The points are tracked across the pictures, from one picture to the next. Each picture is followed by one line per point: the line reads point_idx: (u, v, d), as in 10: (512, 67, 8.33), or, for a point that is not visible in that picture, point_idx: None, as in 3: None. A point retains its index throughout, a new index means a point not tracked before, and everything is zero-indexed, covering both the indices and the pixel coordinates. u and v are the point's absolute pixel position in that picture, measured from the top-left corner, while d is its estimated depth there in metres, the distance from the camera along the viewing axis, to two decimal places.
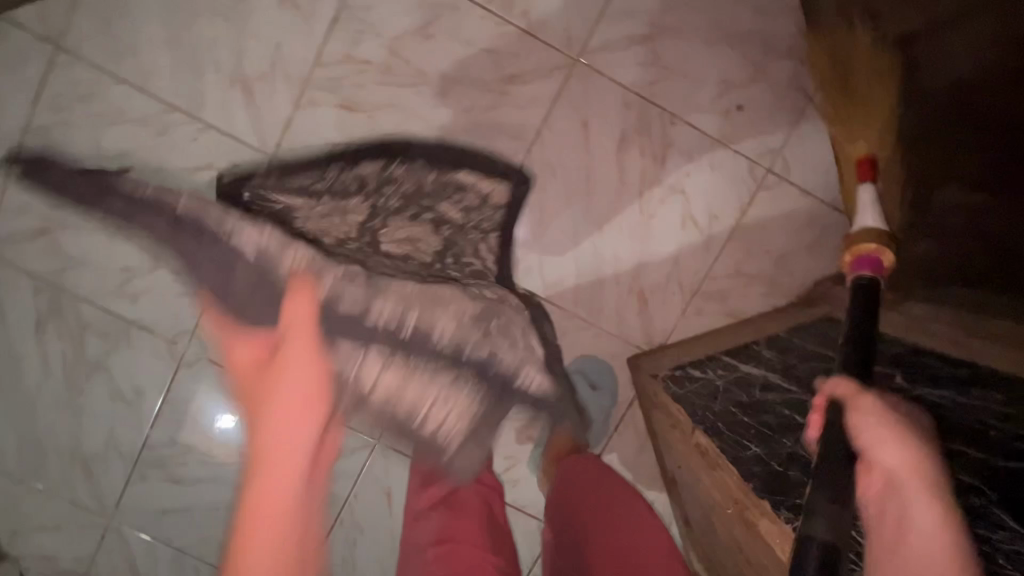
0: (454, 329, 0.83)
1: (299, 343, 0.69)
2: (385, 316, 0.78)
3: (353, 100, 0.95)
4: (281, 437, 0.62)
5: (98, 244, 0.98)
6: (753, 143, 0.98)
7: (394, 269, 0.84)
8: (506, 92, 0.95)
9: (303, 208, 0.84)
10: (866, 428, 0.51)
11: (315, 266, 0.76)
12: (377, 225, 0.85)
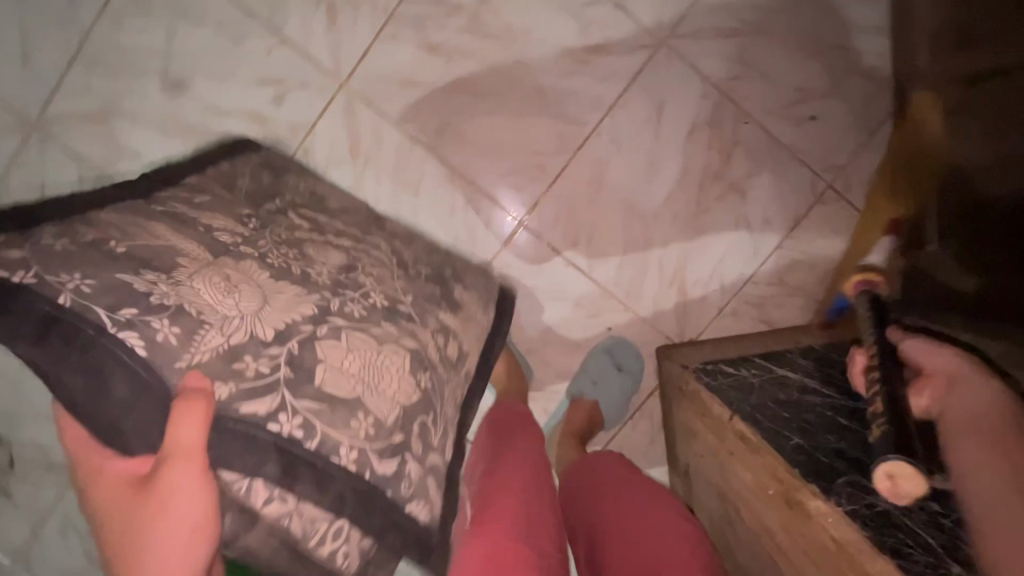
0: (370, 440, 0.53)
1: (197, 467, 0.41)
2: (295, 416, 0.48)
3: (434, 41, 0.94)
4: (163, 546, 0.40)
5: (150, 141, 0.97)
6: (820, 157, 0.97)
7: (335, 368, 0.53)
8: (587, 62, 0.94)
9: (114, 235, 0.48)
10: (917, 355, 0.62)
11: (41, 260, 0.42)
12: (322, 274, 0.61)
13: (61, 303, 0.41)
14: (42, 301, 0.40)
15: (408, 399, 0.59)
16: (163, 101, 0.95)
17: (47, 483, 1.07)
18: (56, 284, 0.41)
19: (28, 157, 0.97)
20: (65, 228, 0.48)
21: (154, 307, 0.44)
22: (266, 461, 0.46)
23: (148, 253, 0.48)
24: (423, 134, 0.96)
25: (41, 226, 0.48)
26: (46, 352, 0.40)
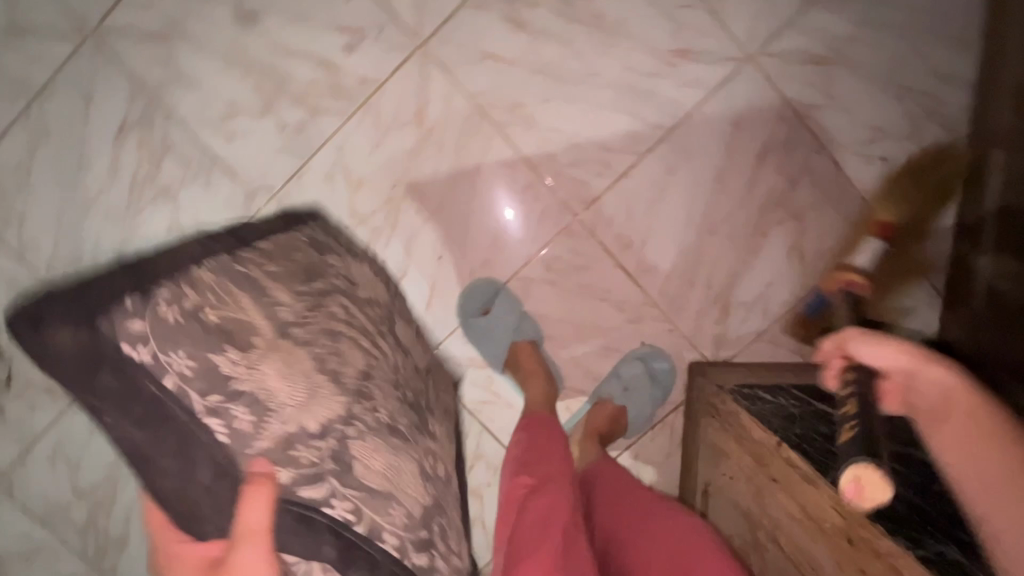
0: (403, 528, 0.63)
1: (262, 549, 0.52)
2: (345, 501, 0.58)
3: (522, 18, 0.91)
4: None
5: (211, 71, 0.93)
6: (883, 199, 0.97)
7: (367, 469, 0.61)
8: (670, 66, 0.93)
9: (206, 300, 0.56)
10: (897, 378, 0.61)
11: (157, 332, 0.51)
12: (351, 377, 0.66)
13: (165, 383, 0.51)
14: (151, 379, 0.50)
15: (420, 500, 0.67)
16: (232, 32, 0.92)
17: (42, 406, 1.03)
18: (166, 363, 0.51)
19: (79, 65, 0.92)
20: (168, 297, 0.53)
21: (229, 395, 0.53)
22: (323, 544, 0.57)
23: (234, 324, 0.56)
24: (495, 110, 0.94)
25: (159, 285, 0.53)
26: (139, 435, 0.50)
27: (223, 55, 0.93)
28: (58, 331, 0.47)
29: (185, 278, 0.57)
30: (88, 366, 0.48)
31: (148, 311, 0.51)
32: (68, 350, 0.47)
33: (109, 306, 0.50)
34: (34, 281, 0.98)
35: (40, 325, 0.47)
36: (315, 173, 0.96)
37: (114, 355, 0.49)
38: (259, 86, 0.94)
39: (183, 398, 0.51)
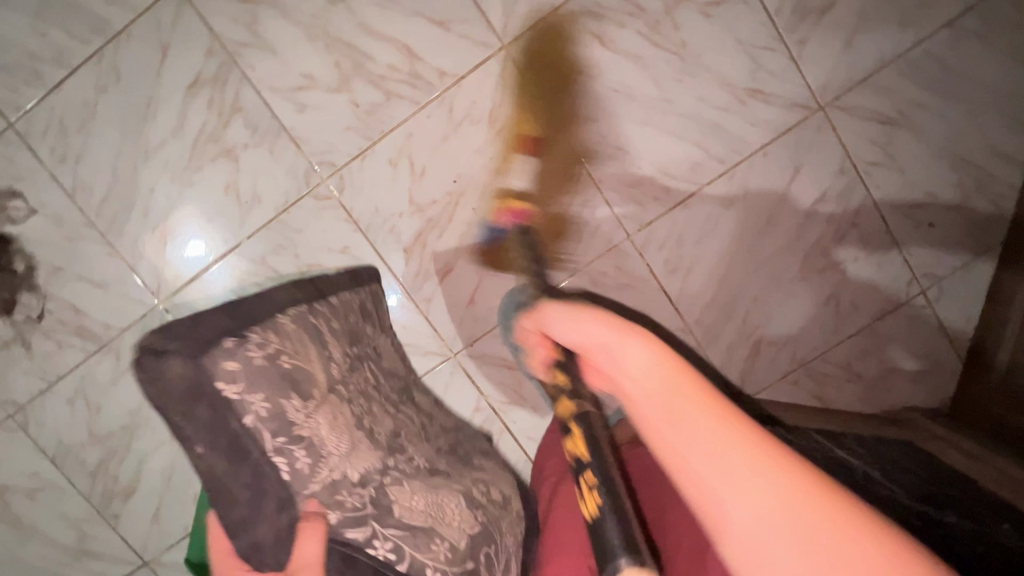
0: (447, 563, 0.62)
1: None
2: (386, 542, 0.59)
3: (608, 36, 0.92)
4: None
5: (293, 39, 0.93)
6: (922, 262, 1.00)
7: (406, 509, 0.62)
8: (744, 104, 0.94)
9: (283, 347, 0.62)
10: (603, 362, 0.46)
11: (245, 374, 0.56)
12: (384, 433, 0.70)
13: (244, 421, 0.55)
14: (233, 418, 0.54)
15: (468, 531, 0.67)
16: (319, 3, 0.92)
17: (69, 346, 1.02)
18: (247, 405, 0.55)
19: (162, 14, 0.92)
20: (257, 342, 0.59)
21: (294, 437, 0.57)
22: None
23: (301, 373, 0.61)
24: (567, 121, 0.95)
25: (250, 328, 0.61)
26: (226, 465, 0.53)
27: (307, 25, 0.92)
28: (175, 363, 0.52)
29: (268, 324, 0.63)
30: (188, 401, 0.52)
31: (240, 353, 0.57)
32: (176, 379, 0.51)
33: (213, 345, 0.56)
34: (83, 220, 0.98)
35: (160, 357, 0.52)
36: (379, 156, 0.96)
37: (209, 390, 0.53)
38: (338, 61, 0.93)
39: (259, 438, 0.55)
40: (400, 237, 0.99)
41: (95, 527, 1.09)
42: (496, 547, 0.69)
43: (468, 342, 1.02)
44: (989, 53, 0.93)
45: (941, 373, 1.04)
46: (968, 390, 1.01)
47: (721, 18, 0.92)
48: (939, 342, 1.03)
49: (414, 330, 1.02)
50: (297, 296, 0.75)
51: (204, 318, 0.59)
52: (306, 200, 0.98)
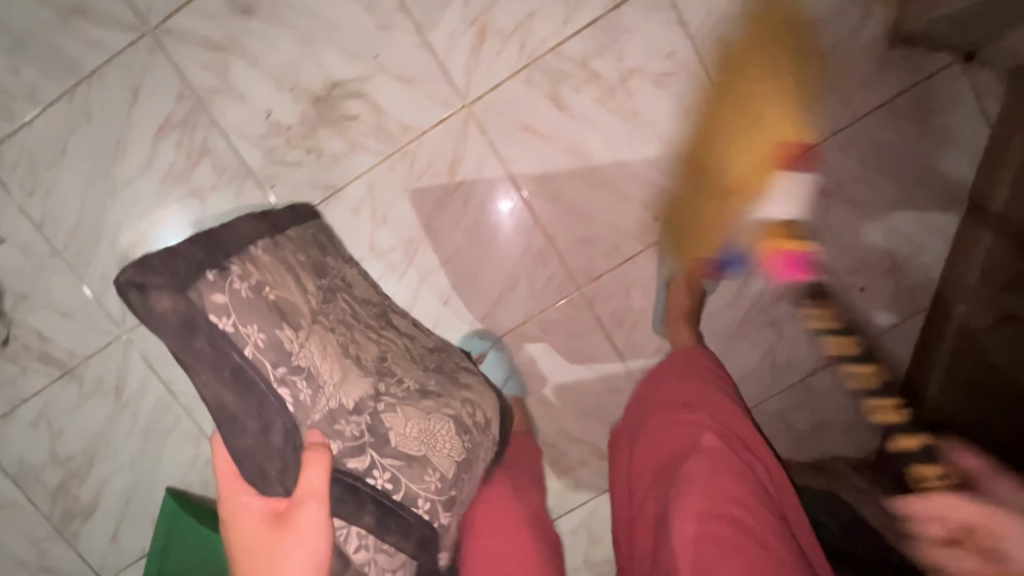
0: (436, 491, 0.74)
1: (323, 506, 0.62)
2: (385, 471, 0.69)
3: (563, 100, 0.97)
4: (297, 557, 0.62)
5: (261, 87, 0.96)
6: (854, 323, 1.06)
7: (401, 437, 0.72)
8: (689, 170, 1.00)
9: (263, 278, 0.67)
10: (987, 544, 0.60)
11: (236, 307, 0.60)
12: (372, 359, 0.77)
13: (245, 352, 0.60)
14: (235, 350, 0.59)
15: (453, 458, 0.77)
16: (288, 55, 0.95)
17: (34, 371, 1.05)
18: (244, 335, 0.60)
19: (133, 58, 0.95)
20: (240, 275, 0.64)
21: (294, 368, 0.63)
22: (363, 509, 0.66)
23: (286, 305, 0.66)
24: (522, 178, 1.00)
25: (229, 263, 0.65)
26: (233, 394, 0.58)
27: (276, 75, 0.96)
28: (163, 297, 0.56)
29: (244, 256, 0.68)
30: (184, 333, 0.56)
31: (226, 286, 0.61)
32: (169, 314, 0.56)
33: (197, 280, 0.59)
34: (49, 252, 1.01)
35: (146, 293, 0.55)
36: (341, 202, 1.00)
37: (204, 324, 0.57)
38: (305, 109, 0.96)
39: (262, 369, 0.61)
40: (374, 244, 1.02)
41: (54, 544, 1.12)
42: (470, 473, 0.81)
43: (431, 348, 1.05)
44: (921, 135, 0.99)
45: (869, 427, 1.11)
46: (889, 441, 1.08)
47: (670, 89, 0.97)
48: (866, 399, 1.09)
49: None
50: (261, 229, 0.78)
51: (184, 252, 0.62)
52: None
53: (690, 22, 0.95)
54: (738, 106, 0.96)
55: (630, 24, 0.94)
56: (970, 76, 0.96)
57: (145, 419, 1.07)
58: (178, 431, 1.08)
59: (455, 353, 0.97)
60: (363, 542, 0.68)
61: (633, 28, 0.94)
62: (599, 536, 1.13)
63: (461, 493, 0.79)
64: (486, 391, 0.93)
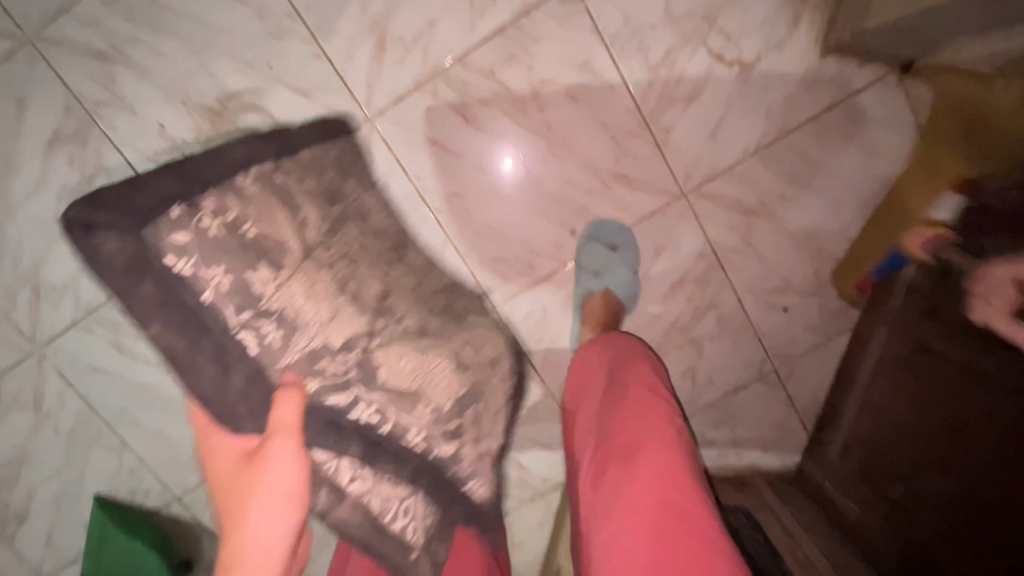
0: (432, 422, 0.69)
1: (293, 441, 0.54)
2: (370, 406, 0.61)
3: (471, 112, 0.91)
4: (265, 484, 0.55)
5: (153, 100, 0.92)
6: (776, 343, 1.04)
7: (393, 373, 0.65)
8: (609, 188, 0.95)
9: (244, 214, 0.56)
10: None
11: (200, 248, 0.51)
12: (371, 296, 0.68)
13: (202, 297, 0.51)
14: (190, 295, 0.50)
15: (450, 398, 0.72)
16: (180, 65, 0.91)
17: None
18: (206, 278, 0.51)
19: (14, 66, 0.89)
20: (212, 211, 0.54)
21: (261, 312, 0.54)
22: (350, 445, 0.59)
23: (269, 244, 0.57)
24: (433, 196, 0.95)
25: (203, 198, 0.54)
26: (184, 341, 0.50)
27: (166, 85, 0.91)
28: (110, 238, 0.47)
29: (226, 188, 0.57)
30: (132, 273, 0.48)
31: (192, 223, 0.51)
32: (113, 255, 0.47)
33: (158, 215, 0.50)
34: None
35: (92, 232, 0.47)
36: None
37: (158, 268, 0.49)
38: (200, 123, 0.92)
39: (221, 313, 0.51)
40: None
41: None
42: (480, 405, 0.79)
43: None
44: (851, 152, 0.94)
45: (789, 442, 1.11)
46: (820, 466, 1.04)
47: (589, 102, 0.91)
48: (786, 417, 1.09)
49: None
50: (262, 151, 0.68)
51: (148, 182, 0.53)
52: None
53: (607, 29, 0.88)
54: (923, 187, 0.88)
55: (541, 31, 0.88)
56: (902, 90, 0.92)
57: (66, 432, 1.06)
58: (101, 443, 1.08)
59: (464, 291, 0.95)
60: (356, 474, 0.60)
61: (544, 36, 0.88)
62: (522, 548, 1.14)
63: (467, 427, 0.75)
64: (491, 328, 0.91)
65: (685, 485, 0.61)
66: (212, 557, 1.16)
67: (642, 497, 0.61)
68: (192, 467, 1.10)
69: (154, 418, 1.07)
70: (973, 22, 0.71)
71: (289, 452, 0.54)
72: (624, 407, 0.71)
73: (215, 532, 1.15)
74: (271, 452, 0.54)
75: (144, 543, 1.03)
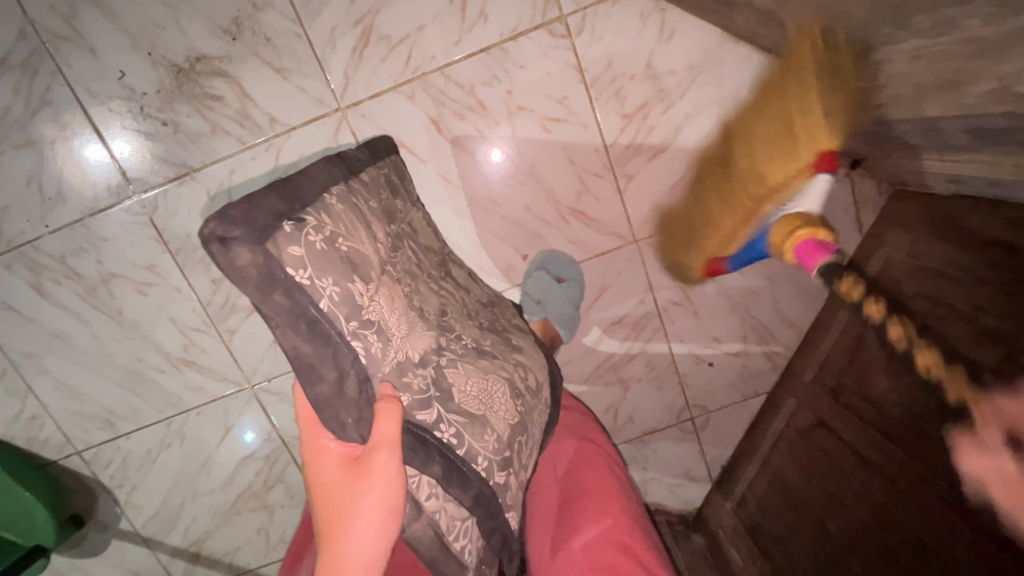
0: (493, 452, 0.62)
1: (395, 454, 0.53)
2: (450, 427, 0.58)
3: (447, 128, 0.93)
4: (369, 499, 0.53)
5: (115, 45, 0.88)
6: (697, 394, 1.10)
7: (463, 395, 0.60)
8: (564, 220, 0.98)
9: (337, 229, 0.53)
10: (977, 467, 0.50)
11: (313, 260, 0.49)
12: (432, 312, 0.65)
13: (320, 306, 0.49)
14: (310, 304, 0.48)
15: (510, 422, 0.65)
16: (150, 16, 0.88)
17: None
18: (319, 289, 0.49)
19: None
20: (314, 226, 0.51)
21: (365, 322, 0.52)
22: (431, 462, 0.56)
23: (360, 258, 0.54)
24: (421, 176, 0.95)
25: (303, 211, 0.52)
26: (310, 349, 0.49)
27: (131, 33, 0.88)
28: (242, 251, 0.45)
29: (318, 206, 0.54)
30: (262, 287, 0.46)
31: (303, 238, 0.49)
32: (248, 267, 0.45)
33: (274, 230, 0.48)
34: None
35: (226, 247, 0.45)
36: (196, 185, 0.94)
37: (282, 278, 0.47)
38: (162, 78, 0.90)
39: (335, 322, 0.50)
40: (209, 269, 0.98)
41: None
42: (528, 437, 0.69)
43: (265, 377, 1.05)
44: None
45: (696, 486, 1.16)
46: (716, 513, 1.10)
47: (559, 134, 0.94)
48: (696, 465, 1.15)
49: (215, 357, 1.03)
50: (334, 170, 0.63)
51: (259, 200, 0.49)
52: (106, 209, 0.94)
53: (588, 69, 0.91)
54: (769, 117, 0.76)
55: (523, 57, 0.90)
56: (851, 181, 0.99)
57: None
58: (2, 385, 1.02)
59: (507, 310, 0.87)
60: (433, 492, 0.59)
61: (525, 63, 0.91)
62: None
63: (517, 457, 0.67)
64: (535, 349, 0.81)
65: (634, 530, 0.68)
66: (107, 519, 1.11)
67: (595, 541, 0.66)
68: (99, 424, 1.06)
69: (68, 367, 1.03)
70: (896, 138, 0.78)
71: (393, 469, 0.53)
72: (574, 463, 0.77)
73: (114, 493, 1.10)
74: (376, 462, 0.53)
75: (32, 496, 0.97)
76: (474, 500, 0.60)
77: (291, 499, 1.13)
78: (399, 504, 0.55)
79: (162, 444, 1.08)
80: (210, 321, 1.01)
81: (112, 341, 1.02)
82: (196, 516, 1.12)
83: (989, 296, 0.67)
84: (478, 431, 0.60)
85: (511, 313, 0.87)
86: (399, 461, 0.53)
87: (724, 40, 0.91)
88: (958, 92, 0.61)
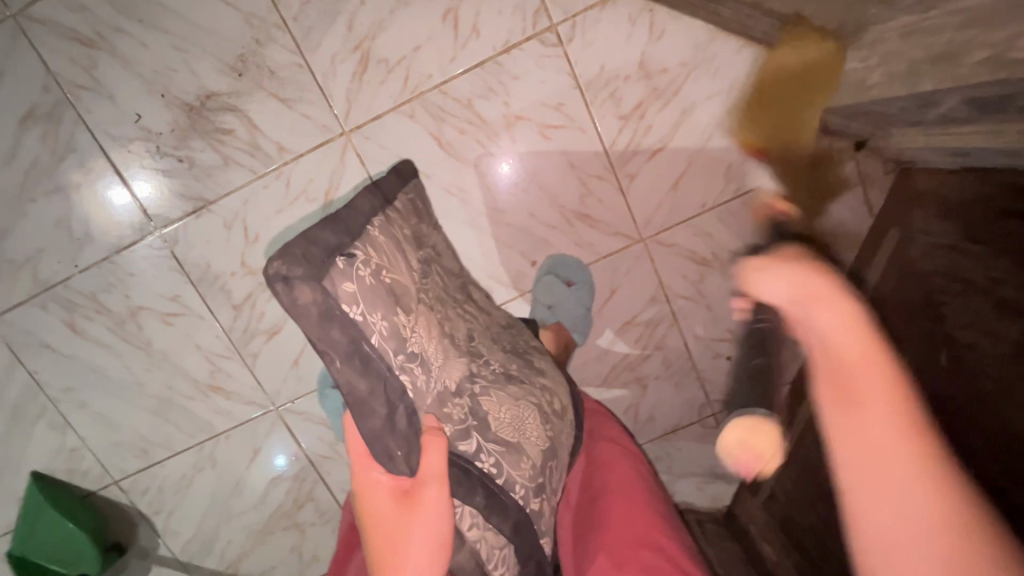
0: (528, 479, 0.63)
1: (444, 486, 0.55)
2: (490, 457, 0.60)
3: (453, 147, 0.96)
4: (420, 530, 0.54)
5: (131, 91, 0.93)
6: (718, 390, 1.09)
7: (498, 423, 0.61)
8: (572, 225, 0.99)
9: (381, 261, 0.55)
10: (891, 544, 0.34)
11: (364, 295, 0.50)
12: (461, 337, 0.65)
13: (371, 340, 0.50)
14: (364, 340, 0.49)
15: (542, 447, 0.66)
16: (163, 60, 0.92)
17: None
18: (371, 325, 0.50)
19: None
20: (363, 260, 0.52)
21: (411, 355, 0.53)
22: (474, 493, 0.58)
23: (401, 289, 0.55)
24: (438, 196, 0.98)
25: (353, 243, 0.53)
26: (364, 384, 0.50)
27: (146, 78, 0.93)
28: (304, 289, 0.46)
29: (363, 238, 0.55)
30: (321, 323, 0.47)
31: (355, 273, 0.50)
32: (308, 306, 0.46)
33: (329, 266, 0.49)
34: None
35: (290, 287, 0.46)
36: (213, 216, 0.98)
37: (339, 314, 0.48)
38: (176, 117, 0.94)
39: (385, 356, 0.51)
40: (230, 296, 1.02)
41: None
42: (558, 460, 0.70)
43: (290, 398, 1.07)
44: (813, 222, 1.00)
45: (725, 483, 1.15)
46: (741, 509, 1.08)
47: (558, 140, 0.96)
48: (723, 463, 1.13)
49: (241, 382, 1.07)
50: (373, 200, 0.65)
51: (314, 236, 0.50)
52: (130, 245, 0.99)
53: (582, 75, 0.93)
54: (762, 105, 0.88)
55: (519, 70, 0.93)
56: (853, 165, 0.99)
57: (11, 405, 1.06)
58: (43, 420, 1.07)
59: (524, 331, 0.87)
60: (475, 521, 0.60)
61: (521, 74, 0.93)
62: None
63: (550, 481, 0.68)
64: (558, 372, 0.81)
65: (664, 528, 0.68)
66: (147, 546, 1.15)
67: (627, 540, 0.65)
68: (135, 453, 1.10)
69: (103, 400, 1.07)
70: (897, 117, 0.77)
71: (442, 499, 0.55)
72: (598, 466, 0.77)
73: (152, 520, 1.13)
74: (425, 491, 0.54)
75: (76, 526, 1.01)
76: (513, 525, 0.62)
77: (321, 517, 1.15)
78: (448, 535, 0.55)
79: (194, 470, 1.11)
80: (233, 344, 1.04)
81: (143, 372, 1.06)
82: (231, 539, 1.15)
83: (1005, 268, 0.65)
84: (512, 453, 0.61)
85: (528, 336, 0.87)
86: (445, 491, 0.55)
87: (715, 34, 0.92)
88: (951, 66, 0.59)
